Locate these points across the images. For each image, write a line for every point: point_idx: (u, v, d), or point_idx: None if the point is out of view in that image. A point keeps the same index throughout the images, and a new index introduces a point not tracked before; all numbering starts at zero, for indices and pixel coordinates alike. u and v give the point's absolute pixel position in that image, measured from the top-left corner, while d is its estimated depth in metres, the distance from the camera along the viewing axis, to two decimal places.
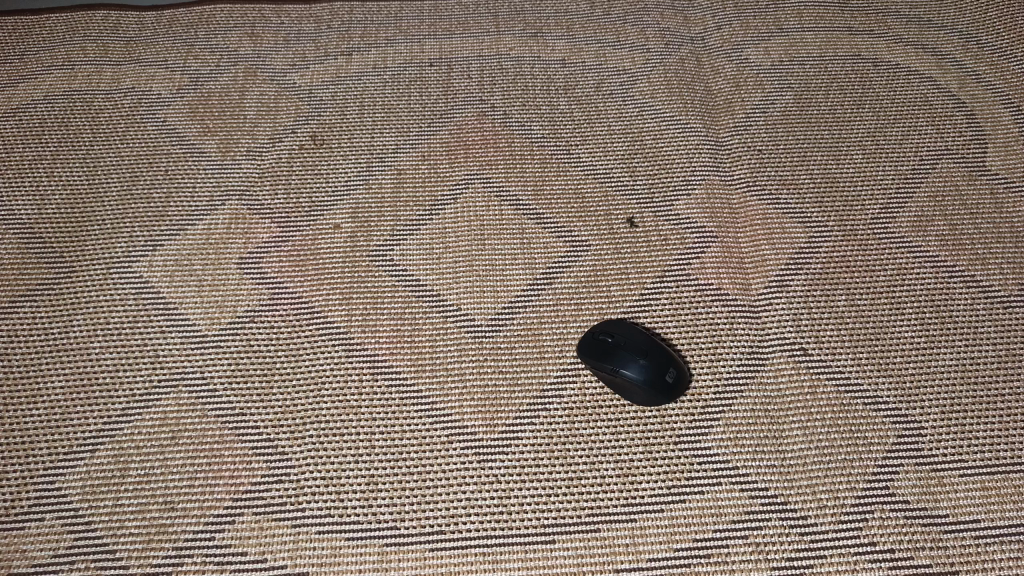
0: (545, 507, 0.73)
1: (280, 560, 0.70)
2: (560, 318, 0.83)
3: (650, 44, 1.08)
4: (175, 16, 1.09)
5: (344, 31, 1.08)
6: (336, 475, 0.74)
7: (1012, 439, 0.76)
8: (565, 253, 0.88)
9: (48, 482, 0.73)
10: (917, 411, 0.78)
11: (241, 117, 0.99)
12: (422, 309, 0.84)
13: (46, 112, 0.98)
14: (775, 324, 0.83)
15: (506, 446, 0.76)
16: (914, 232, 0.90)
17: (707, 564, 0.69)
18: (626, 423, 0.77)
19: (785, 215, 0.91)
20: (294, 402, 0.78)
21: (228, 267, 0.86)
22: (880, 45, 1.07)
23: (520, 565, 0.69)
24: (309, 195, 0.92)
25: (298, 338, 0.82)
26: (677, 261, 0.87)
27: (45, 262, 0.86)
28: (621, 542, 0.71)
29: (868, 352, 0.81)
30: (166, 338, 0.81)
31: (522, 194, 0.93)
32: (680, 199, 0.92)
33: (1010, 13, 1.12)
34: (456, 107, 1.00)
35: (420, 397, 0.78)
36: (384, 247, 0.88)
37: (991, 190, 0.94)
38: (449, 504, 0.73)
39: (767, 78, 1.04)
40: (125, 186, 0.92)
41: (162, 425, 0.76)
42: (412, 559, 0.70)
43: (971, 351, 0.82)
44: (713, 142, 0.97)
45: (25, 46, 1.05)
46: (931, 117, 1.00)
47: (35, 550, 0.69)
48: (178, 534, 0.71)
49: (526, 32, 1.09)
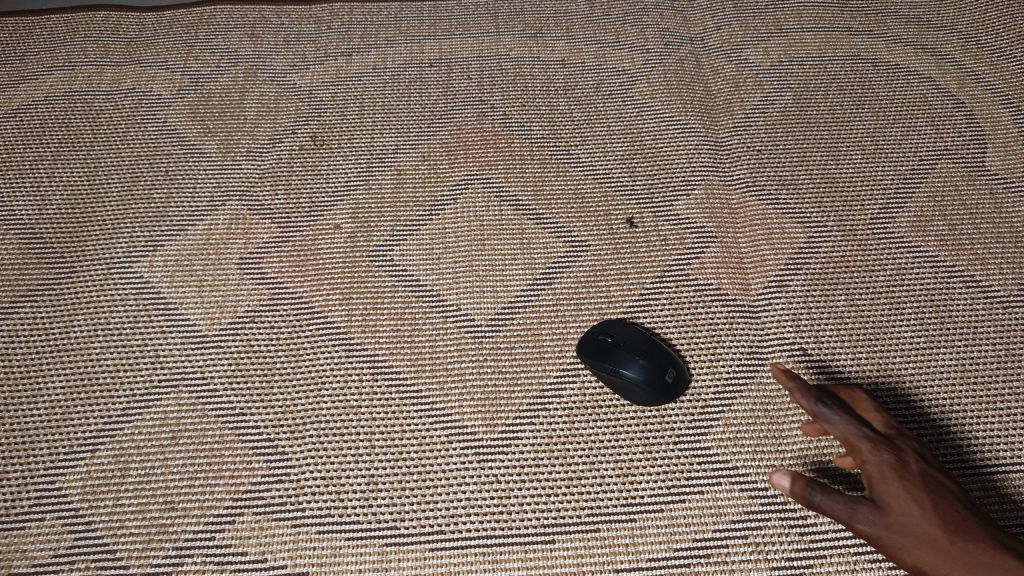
0: (545, 507, 0.73)
1: (281, 560, 0.70)
2: (560, 318, 0.83)
3: (650, 45, 1.08)
4: (175, 16, 1.09)
5: (344, 32, 1.09)
6: (336, 475, 0.74)
7: (1011, 439, 0.76)
8: (565, 253, 0.88)
9: (48, 482, 0.73)
10: (917, 411, 0.78)
11: (242, 118, 0.99)
12: (422, 308, 0.84)
13: (47, 113, 0.99)
14: (775, 324, 0.83)
15: (506, 446, 0.76)
16: (914, 232, 0.90)
17: (707, 564, 0.70)
18: (626, 423, 0.77)
19: (785, 215, 0.91)
20: (294, 402, 0.78)
21: (229, 267, 0.87)
22: (879, 45, 1.07)
23: (519, 565, 0.70)
24: (309, 195, 0.92)
25: (298, 338, 0.82)
26: (677, 261, 0.88)
27: (45, 262, 0.86)
28: (621, 542, 0.71)
29: (868, 352, 0.81)
30: (166, 338, 0.82)
31: (523, 194, 0.93)
32: (680, 199, 0.93)
33: (1009, 14, 1.12)
34: (456, 107, 1.00)
35: (421, 397, 0.78)
36: (384, 248, 0.89)
37: (991, 190, 0.94)
38: (449, 504, 0.73)
39: (767, 78, 1.04)
40: (125, 186, 0.93)
41: (162, 425, 0.76)
42: (412, 558, 0.70)
43: (971, 350, 0.82)
44: (712, 142, 0.97)
45: (25, 46, 1.05)
46: (931, 117, 1.00)
47: (36, 550, 0.69)
48: (179, 534, 0.71)
49: (525, 32, 1.09)
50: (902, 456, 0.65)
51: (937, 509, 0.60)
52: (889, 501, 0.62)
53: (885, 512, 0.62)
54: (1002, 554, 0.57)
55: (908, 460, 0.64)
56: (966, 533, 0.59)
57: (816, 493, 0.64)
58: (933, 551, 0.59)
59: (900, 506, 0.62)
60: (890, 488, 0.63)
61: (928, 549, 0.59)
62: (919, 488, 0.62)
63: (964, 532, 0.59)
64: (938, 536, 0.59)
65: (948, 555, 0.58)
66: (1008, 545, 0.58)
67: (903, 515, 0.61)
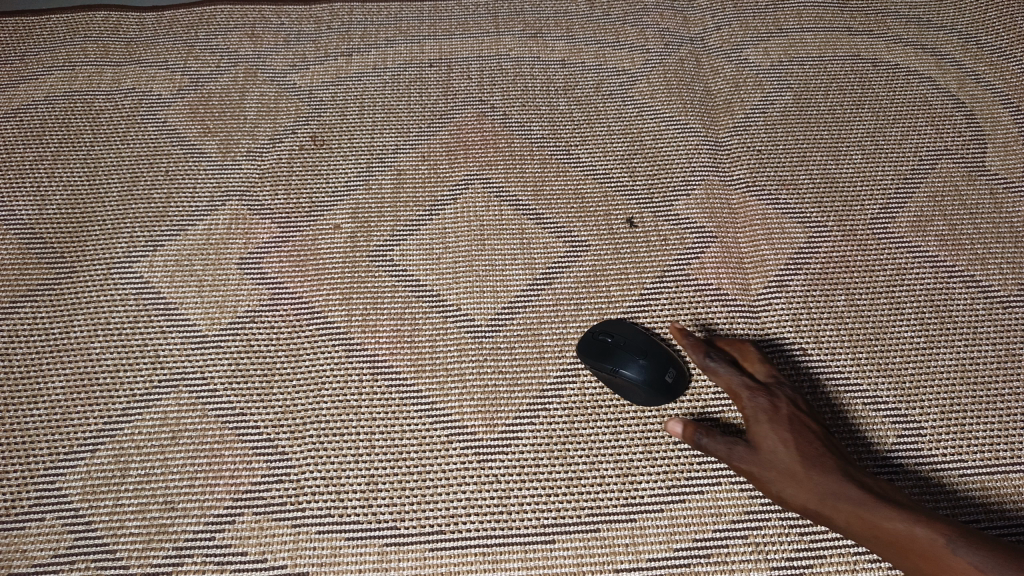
0: (545, 507, 0.73)
1: (280, 560, 0.70)
2: (560, 318, 0.83)
3: (650, 45, 1.08)
4: (175, 16, 1.09)
5: (344, 32, 1.09)
6: (336, 475, 0.74)
7: (1011, 439, 0.76)
8: (565, 253, 0.88)
9: (48, 482, 0.73)
10: (917, 411, 0.78)
11: (242, 118, 0.99)
12: (422, 309, 0.84)
13: (47, 113, 0.99)
14: (775, 324, 0.83)
15: (506, 446, 0.76)
16: (914, 232, 0.90)
17: (707, 564, 0.70)
18: (626, 423, 0.77)
19: (785, 215, 0.91)
20: (294, 402, 0.78)
21: (229, 267, 0.87)
22: (879, 45, 1.07)
23: (519, 565, 0.70)
24: (309, 195, 0.92)
25: (298, 338, 0.82)
26: (677, 261, 0.88)
27: (45, 262, 0.86)
28: (621, 542, 0.71)
29: (868, 352, 0.81)
30: (166, 338, 0.82)
31: (523, 194, 0.93)
32: (680, 199, 0.93)
33: (1009, 14, 1.12)
34: (456, 108, 1.00)
35: (421, 397, 0.78)
36: (384, 247, 0.89)
37: (991, 190, 0.94)
38: (449, 504, 0.73)
39: (767, 78, 1.04)
40: (125, 186, 0.93)
41: (162, 425, 0.76)
42: (412, 559, 0.70)
43: (971, 350, 0.82)
44: (713, 142, 0.97)
45: (25, 46, 1.05)
46: (931, 117, 1.00)
47: (35, 550, 0.70)
48: (179, 534, 0.71)
49: (525, 32, 1.09)
50: (777, 400, 0.72)
51: (800, 445, 0.68)
52: (761, 439, 0.70)
53: (755, 449, 0.69)
54: (850, 484, 0.65)
55: (782, 403, 0.72)
56: (822, 466, 0.66)
57: (703, 434, 0.72)
58: (793, 482, 0.66)
59: (768, 443, 0.69)
60: (762, 428, 0.70)
61: (788, 480, 0.67)
62: (786, 427, 0.69)
63: (820, 465, 0.66)
64: (798, 470, 0.66)
65: (803, 485, 0.66)
66: (856, 475, 0.66)
67: (770, 451, 0.69)
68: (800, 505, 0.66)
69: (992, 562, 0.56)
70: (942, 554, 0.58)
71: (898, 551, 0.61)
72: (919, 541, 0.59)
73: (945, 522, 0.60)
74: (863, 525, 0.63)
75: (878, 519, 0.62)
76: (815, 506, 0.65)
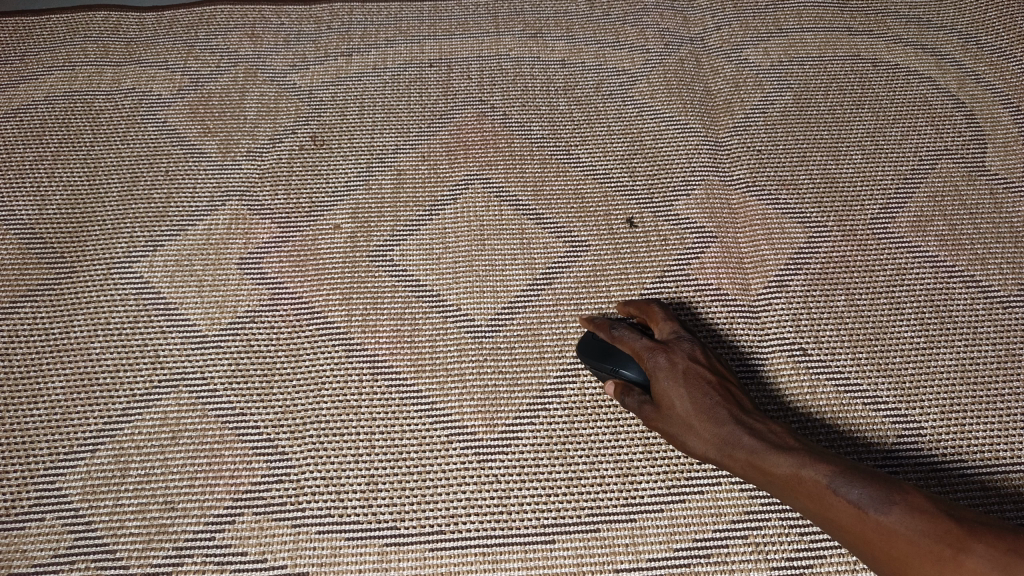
0: (545, 507, 0.73)
1: (281, 560, 0.70)
2: (560, 318, 0.83)
3: (650, 45, 1.08)
4: (175, 16, 1.09)
5: (344, 32, 1.09)
6: (336, 475, 0.74)
7: (1011, 439, 0.77)
8: (565, 253, 0.88)
9: (48, 482, 0.73)
10: (917, 411, 0.78)
11: (242, 118, 0.99)
12: (422, 308, 0.84)
13: (47, 114, 0.99)
14: (775, 324, 0.83)
15: (506, 446, 0.76)
16: (914, 232, 0.90)
17: (707, 564, 0.70)
18: (626, 423, 0.77)
19: (785, 215, 0.91)
20: (294, 402, 0.78)
21: (229, 267, 0.87)
22: (879, 45, 1.07)
23: (520, 565, 0.70)
24: (309, 195, 0.92)
25: (298, 338, 0.82)
26: (677, 261, 0.88)
27: (45, 262, 0.86)
28: (621, 542, 0.71)
29: (868, 352, 0.81)
30: (166, 338, 0.82)
31: (523, 194, 0.93)
32: (680, 199, 0.93)
33: (1009, 14, 1.12)
34: (456, 108, 1.00)
35: (420, 397, 0.78)
36: (384, 247, 0.89)
37: (991, 190, 0.94)
38: (449, 504, 0.73)
39: (767, 78, 1.04)
40: (125, 186, 0.93)
41: (162, 425, 0.76)
42: (412, 559, 0.70)
43: (971, 350, 0.82)
44: (712, 142, 0.97)
45: (25, 46, 1.05)
46: (931, 117, 1.00)
47: (35, 551, 0.70)
48: (179, 534, 0.71)
49: (525, 32, 1.09)
50: (674, 356, 0.72)
51: (695, 398, 0.68)
52: (662, 395, 0.70)
53: (658, 405, 0.71)
54: (742, 431, 0.65)
55: (679, 357, 0.72)
56: (717, 417, 0.67)
57: (623, 392, 0.74)
58: (694, 435, 0.68)
59: (667, 398, 0.70)
60: (661, 385, 0.70)
61: (688, 433, 0.68)
62: (681, 381, 0.70)
63: (715, 416, 0.67)
64: (697, 424, 0.68)
65: (701, 436, 0.67)
66: (749, 421, 0.66)
67: (670, 406, 0.69)
68: (704, 455, 0.68)
69: (870, 498, 0.57)
70: (825, 494, 0.59)
71: (788, 492, 0.62)
72: (804, 482, 0.60)
73: (829, 459, 0.61)
74: (754, 469, 0.64)
75: (769, 465, 0.63)
76: (713, 455, 0.67)
